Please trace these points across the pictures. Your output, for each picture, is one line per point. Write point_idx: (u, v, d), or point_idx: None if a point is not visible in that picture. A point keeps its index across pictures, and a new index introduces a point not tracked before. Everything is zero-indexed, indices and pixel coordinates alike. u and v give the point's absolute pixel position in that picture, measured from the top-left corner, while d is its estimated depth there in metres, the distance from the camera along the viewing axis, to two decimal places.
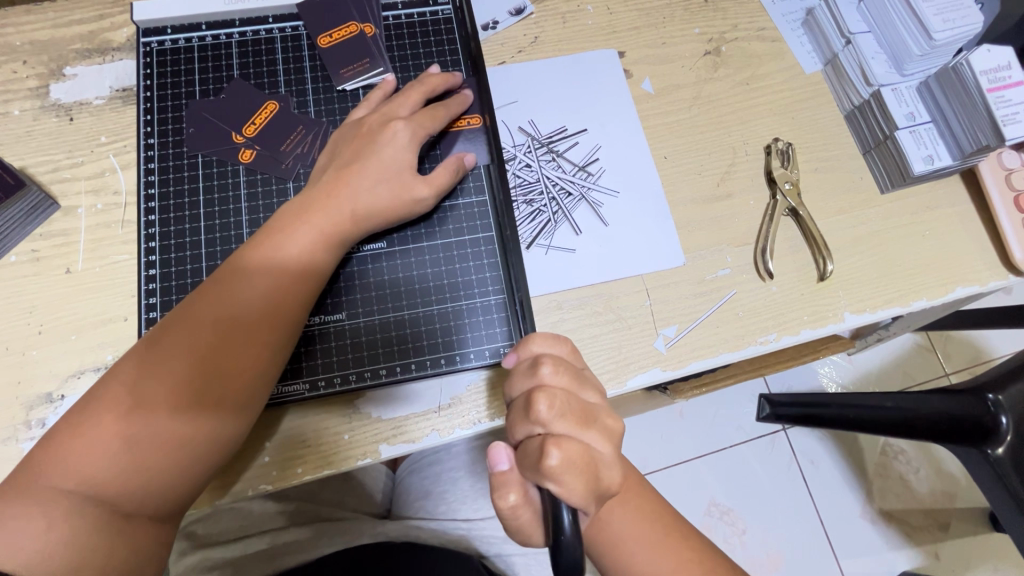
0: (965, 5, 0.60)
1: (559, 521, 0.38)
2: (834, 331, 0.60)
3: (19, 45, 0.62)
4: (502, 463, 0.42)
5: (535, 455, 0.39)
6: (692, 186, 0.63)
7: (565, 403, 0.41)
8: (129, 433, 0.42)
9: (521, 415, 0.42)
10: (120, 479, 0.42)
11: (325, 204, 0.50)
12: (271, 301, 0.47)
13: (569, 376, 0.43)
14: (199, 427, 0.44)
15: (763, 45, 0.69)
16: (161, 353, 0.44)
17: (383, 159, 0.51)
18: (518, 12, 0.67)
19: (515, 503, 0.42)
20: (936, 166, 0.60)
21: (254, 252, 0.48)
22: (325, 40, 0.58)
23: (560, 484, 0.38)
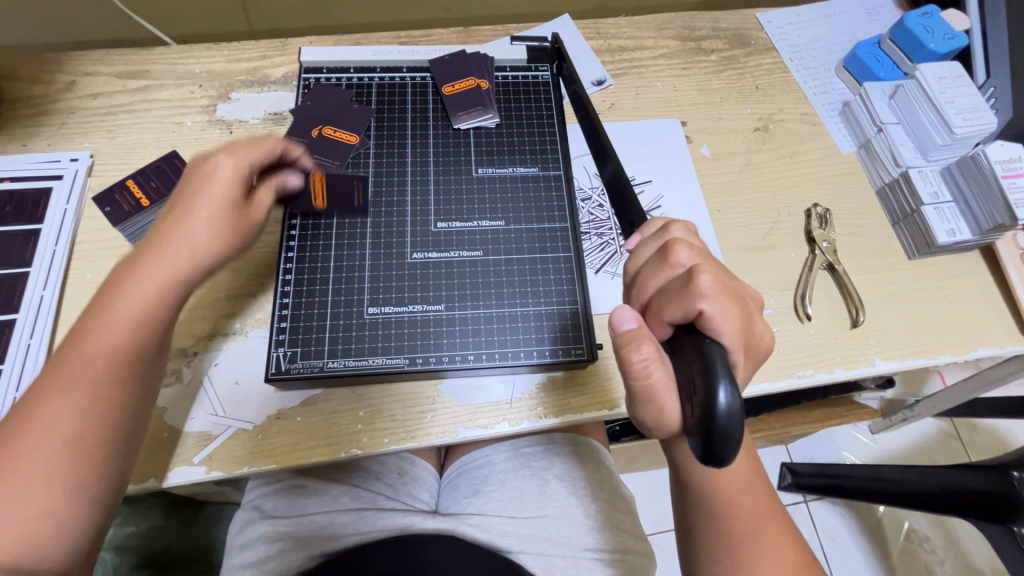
0: (981, 108, 0.71)
1: (716, 395, 0.35)
2: (865, 374, 0.67)
3: (198, 73, 0.77)
4: (629, 323, 0.42)
5: (682, 283, 0.42)
6: (740, 236, 0.73)
7: (723, 281, 0.42)
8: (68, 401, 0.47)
9: (675, 288, 0.42)
10: (72, 453, 0.46)
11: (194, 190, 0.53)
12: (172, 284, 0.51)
13: (712, 258, 0.45)
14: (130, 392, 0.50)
15: (805, 127, 0.81)
16: (80, 348, 0.48)
17: (235, 165, 0.55)
18: (598, 83, 0.81)
19: (649, 356, 0.40)
20: (958, 239, 0.69)
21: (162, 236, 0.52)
22: (448, 89, 0.72)
23: (713, 307, 0.40)
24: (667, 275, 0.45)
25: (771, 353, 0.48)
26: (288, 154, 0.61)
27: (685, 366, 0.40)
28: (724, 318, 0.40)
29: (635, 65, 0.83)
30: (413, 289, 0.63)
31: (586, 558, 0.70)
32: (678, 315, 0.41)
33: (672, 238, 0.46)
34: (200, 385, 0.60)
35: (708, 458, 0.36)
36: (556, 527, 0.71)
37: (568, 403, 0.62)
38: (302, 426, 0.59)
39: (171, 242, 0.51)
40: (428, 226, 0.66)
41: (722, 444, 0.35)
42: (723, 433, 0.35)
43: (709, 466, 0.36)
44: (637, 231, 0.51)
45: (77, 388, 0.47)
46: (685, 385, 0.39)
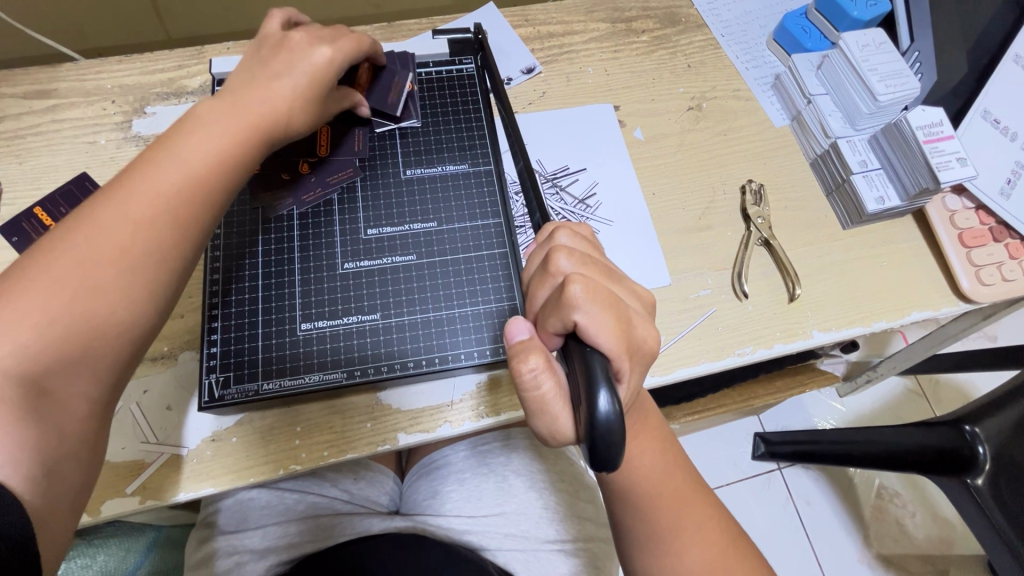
0: (904, 74, 0.71)
1: (595, 398, 0.35)
2: (805, 347, 0.68)
3: (109, 88, 0.74)
4: (522, 333, 0.44)
5: (558, 294, 0.42)
6: (677, 218, 0.73)
7: (597, 287, 0.42)
8: (81, 294, 0.43)
9: (553, 300, 0.43)
10: (52, 352, 0.41)
11: (250, 91, 0.55)
12: (189, 189, 0.49)
13: (593, 263, 0.45)
14: (110, 296, 0.44)
15: (738, 103, 0.81)
16: (79, 235, 0.44)
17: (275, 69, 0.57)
18: (528, 71, 0.79)
19: (537, 367, 0.41)
20: (887, 206, 0.70)
21: (186, 134, 0.51)
22: (361, 85, 0.67)
23: (586, 315, 0.40)
24: (550, 285, 0.45)
25: (659, 356, 0.46)
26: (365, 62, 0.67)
27: (572, 373, 0.40)
28: (599, 326, 0.40)
29: (565, 51, 0.82)
30: (345, 300, 0.61)
31: (546, 550, 0.70)
32: (558, 327, 0.41)
33: (552, 248, 0.46)
34: (132, 415, 0.58)
35: (594, 465, 0.36)
36: (516, 522, 0.71)
37: (510, 401, 0.62)
38: (238, 446, 0.58)
39: (191, 146, 0.50)
40: (358, 234, 0.64)
41: (601, 451, 0.35)
42: (603, 438, 0.35)
43: (598, 472, 0.36)
44: (532, 242, 0.52)
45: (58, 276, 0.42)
46: (572, 394, 0.40)
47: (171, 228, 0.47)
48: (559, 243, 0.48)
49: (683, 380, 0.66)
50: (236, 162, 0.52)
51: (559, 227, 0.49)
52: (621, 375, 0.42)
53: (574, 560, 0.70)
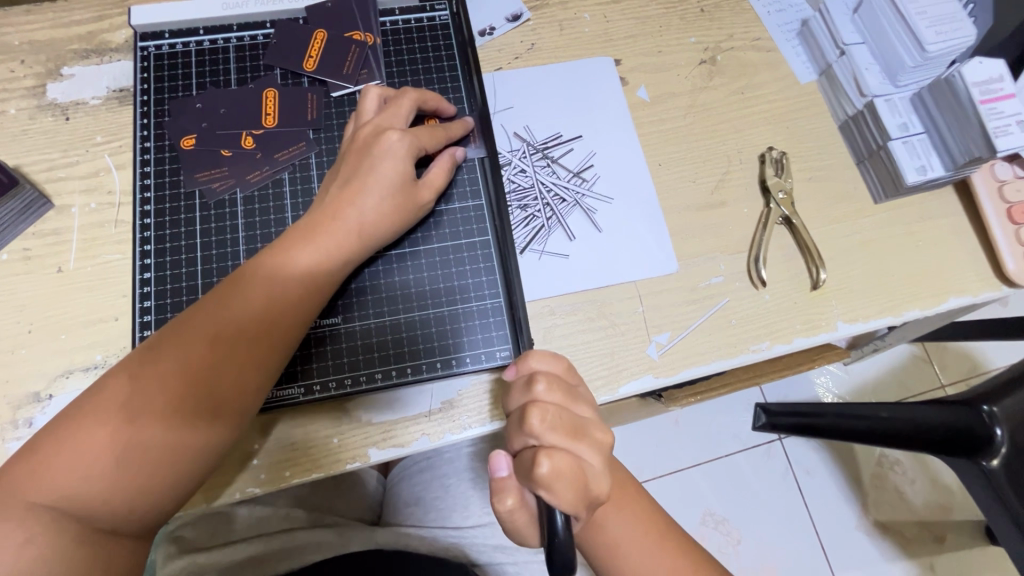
0: (959, 16, 0.60)
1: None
2: (828, 340, 0.60)
3: (16, 45, 0.62)
4: (501, 470, 0.39)
5: (527, 467, 0.37)
6: (686, 194, 0.63)
7: (571, 465, 0.37)
8: (150, 419, 0.42)
9: (524, 467, 0.38)
10: (119, 486, 0.41)
11: (329, 223, 0.49)
12: (264, 305, 0.46)
13: (564, 424, 0.39)
14: (184, 429, 0.43)
15: (758, 55, 0.70)
16: (157, 353, 0.44)
17: (386, 193, 0.51)
18: (514, 19, 0.67)
19: (512, 507, 0.40)
20: (929, 177, 0.60)
21: (253, 275, 0.47)
22: (313, 54, 0.58)
23: (552, 492, 0.36)
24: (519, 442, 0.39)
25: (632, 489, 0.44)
26: (321, 27, 0.59)
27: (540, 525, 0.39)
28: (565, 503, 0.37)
29: None
30: None
31: (540, 561, 0.66)
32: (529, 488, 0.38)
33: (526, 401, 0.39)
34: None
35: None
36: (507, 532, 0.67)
37: (497, 408, 0.55)
38: None
39: (259, 280, 0.47)
40: None
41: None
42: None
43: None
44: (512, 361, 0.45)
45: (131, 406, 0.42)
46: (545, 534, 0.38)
47: (238, 359, 0.45)
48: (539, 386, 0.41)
49: (690, 380, 0.59)
50: (296, 309, 0.48)
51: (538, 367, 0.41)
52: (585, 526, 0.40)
53: None
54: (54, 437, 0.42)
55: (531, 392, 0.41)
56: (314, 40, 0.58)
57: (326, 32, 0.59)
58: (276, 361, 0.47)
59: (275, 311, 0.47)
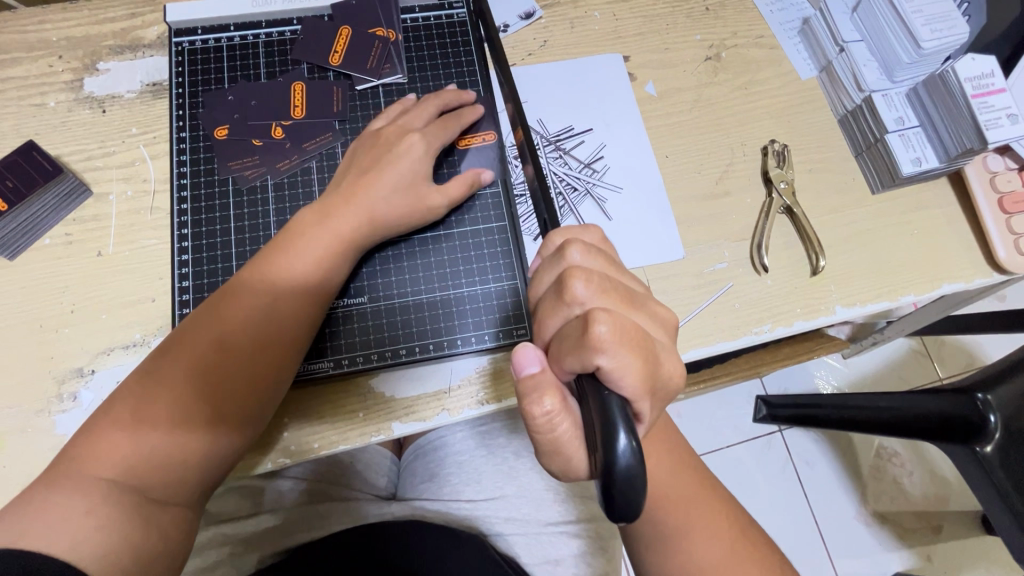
0: (951, 16, 0.63)
1: (613, 440, 0.31)
2: (826, 323, 0.63)
3: (54, 41, 0.65)
4: (533, 365, 0.38)
5: (578, 331, 0.37)
6: (692, 184, 0.66)
7: (624, 323, 0.36)
8: (178, 401, 0.46)
9: (571, 335, 0.37)
10: (154, 467, 0.44)
11: (340, 209, 0.52)
12: (276, 297, 0.50)
13: (611, 288, 0.39)
14: (205, 415, 0.46)
15: (760, 52, 0.73)
16: (183, 343, 0.48)
17: (393, 182, 0.54)
18: (527, 16, 0.70)
19: (552, 409, 0.37)
20: (924, 168, 0.64)
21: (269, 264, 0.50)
22: (338, 50, 0.61)
23: (612, 357, 0.35)
24: (563, 314, 0.39)
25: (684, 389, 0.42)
26: (346, 24, 0.62)
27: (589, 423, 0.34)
28: (625, 371, 0.35)
29: None
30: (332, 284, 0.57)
31: (550, 533, 0.68)
32: (575, 367, 0.36)
33: (566, 270, 0.39)
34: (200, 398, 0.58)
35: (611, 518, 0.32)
36: (517, 506, 0.70)
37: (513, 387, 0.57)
38: None
39: (275, 268, 0.50)
40: None
41: (618, 500, 0.31)
42: (628, 489, 0.30)
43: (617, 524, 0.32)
44: (538, 254, 0.45)
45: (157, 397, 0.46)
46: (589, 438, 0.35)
47: (253, 348, 0.48)
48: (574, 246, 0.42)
49: (696, 361, 0.62)
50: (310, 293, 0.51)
51: (570, 241, 0.42)
52: (640, 418, 0.37)
53: (579, 541, 0.68)
54: (93, 428, 0.45)
55: (566, 262, 0.41)
56: (339, 36, 0.61)
57: (350, 28, 0.62)
58: (294, 343, 0.50)
59: (285, 304, 0.50)
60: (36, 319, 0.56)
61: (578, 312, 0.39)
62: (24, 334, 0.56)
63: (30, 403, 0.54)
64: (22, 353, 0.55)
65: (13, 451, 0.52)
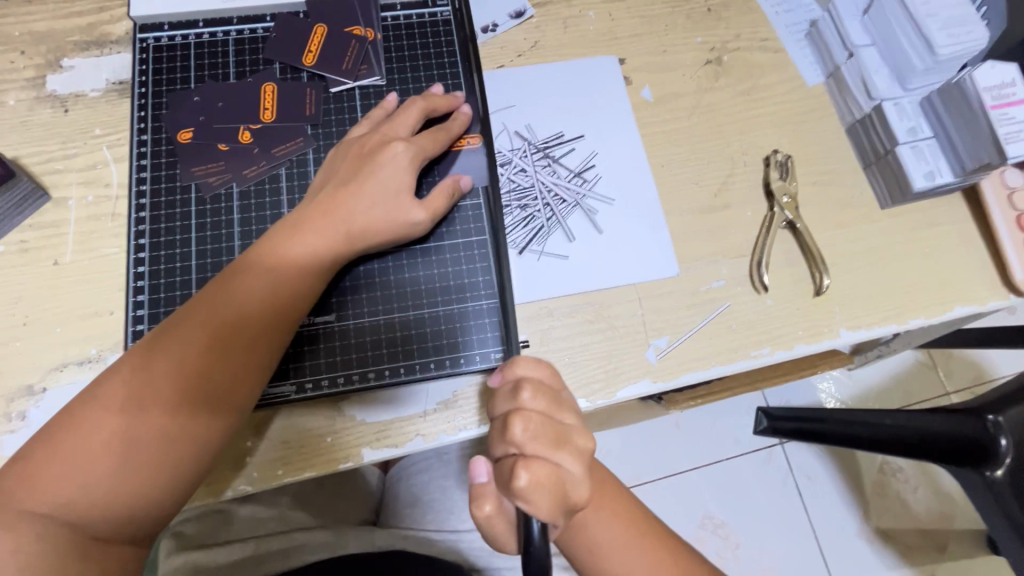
0: (970, 20, 0.59)
1: (529, 530, 0.38)
2: (830, 347, 0.59)
3: (16, 36, 0.62)
4: (482, 476, 0.41)
5: (505, 474, 0.39)
6: (689, 195, 0.62)
7: (547, 473, 0.38)
8: (131, 426, 0.42)
9: (500, 476, 0.39)
10: (100, 499, 0.41)
11: (319, 223, 0.49)
12: (250, 314, 0.46)
13: (547, 435, 0.40)
14: (170, 438, 0.43)
15: (765, 55, 0.68)
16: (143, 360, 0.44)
17: (375, 196, 0.50)
18: (517, 15, 0.67)
19: (490, 513, 0.40)
20: (937, 182, 0.59)
21: (240, 277, 0.47)
22: (312, 50, 0.57)
23: (527, 503, 0.37)
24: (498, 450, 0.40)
25: None
26: (322, 21, 0.58)
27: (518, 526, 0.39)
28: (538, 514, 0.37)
29: None
30: None
31: None
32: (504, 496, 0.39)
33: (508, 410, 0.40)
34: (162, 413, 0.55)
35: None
36: None
37: (493, 411, 0.54)
38: None
39: (245, 283, 0.47)
40: None
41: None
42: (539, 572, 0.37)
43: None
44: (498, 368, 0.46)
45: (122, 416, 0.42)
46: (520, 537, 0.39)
47: (224, 368, 0.45)
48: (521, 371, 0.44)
49: (689, 386, 0.58)
50: (282, 313, 0.47)
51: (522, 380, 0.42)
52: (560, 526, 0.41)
53: None
54: (39, 451, 0.42)
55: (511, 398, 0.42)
56: (314, 35, 0.58)
57: (327, 27, 0.58)
58: (261, 367, 0.47)
59: (255, 324, 0.46)
60: None
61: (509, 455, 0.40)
62: None
63: None
64: None
65: None
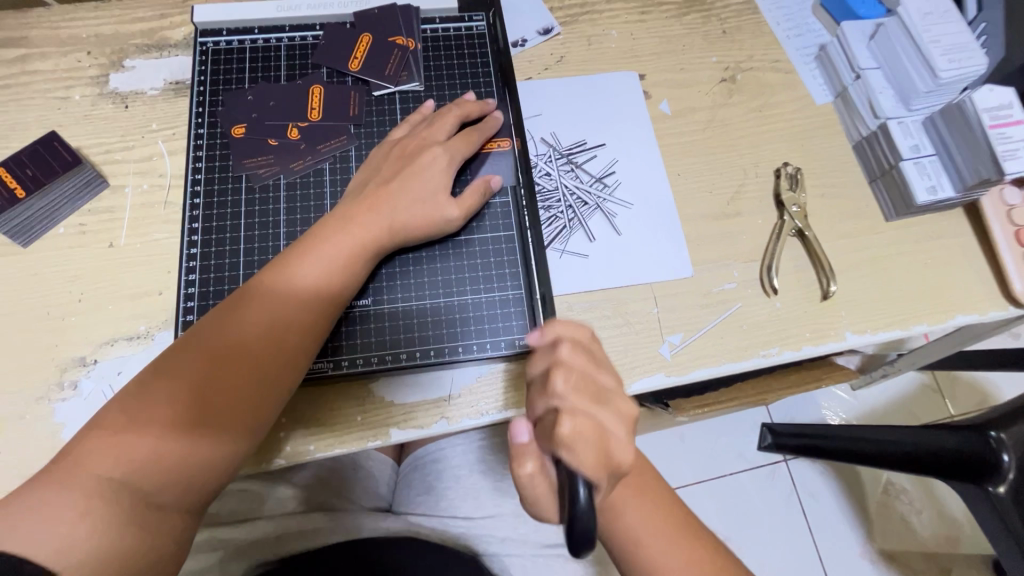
0: (970, 47, 0.63)
1: (575, 494, 0.35)
2: (836, 349, 0.62)
3: (83, 38, 0.67)
4: (520, 435, 0.42)
5: (548, 428, 0.41)
6: (703, 202, 0.66)
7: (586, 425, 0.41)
8: (190, 400, 0.46)
9: (545, 428, 0.41)
10: (157, 469, 0.44)
11: (364, 217, 0.53)
12: (302, 303, 0.50)
13: (586, 388, 0.43)
14: (231, 416, 0.47)
15: (776, 76, 0.73)
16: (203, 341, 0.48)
17: (417, 195, 0.55)
18: (545, 32, 0.71)
19: (532, 472, 0.41)
20: (939, 197, 0.63)
21: (292, 264, 0.51)
22: (358, 57, 0.62)
23: (572, 452, 0.39)
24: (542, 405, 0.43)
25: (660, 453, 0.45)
26: (368, 31, 0.63)
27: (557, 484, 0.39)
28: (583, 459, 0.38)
29: (587, 11, 0.74)
30: None
31: (547, 555, 0.67)
32: (548, 451, 0.41)
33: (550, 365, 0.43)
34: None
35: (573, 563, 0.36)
36: (515, 525, 0.68)
37: (514, 398, 0.57)
38: None
39: (296, 271, 0.51)
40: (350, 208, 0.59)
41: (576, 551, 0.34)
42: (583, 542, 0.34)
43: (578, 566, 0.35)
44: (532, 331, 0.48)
45: (186, 394, 0.46)
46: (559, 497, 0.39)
47: (278, 353, 0.48)
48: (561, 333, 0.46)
49: (701, 381, 0.61)
50: (327, 302, 0.51)
51: (560, 337, 0.45)
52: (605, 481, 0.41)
53: (575, 565, 0.67)
54: (104, 421, 0.45)
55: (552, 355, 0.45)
56: (360, 43, 0.63)
57: (372, 36, 0.63)
58: (308, 350, 0.50)
59: (304, 309, 0.50)
60: (44, 307, 0.57)
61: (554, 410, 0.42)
62: (31, 321, 0.56)
63: (31, 389, 0.54)
64: (27, 339, 0.55)
65: (10, 438, 0.52)
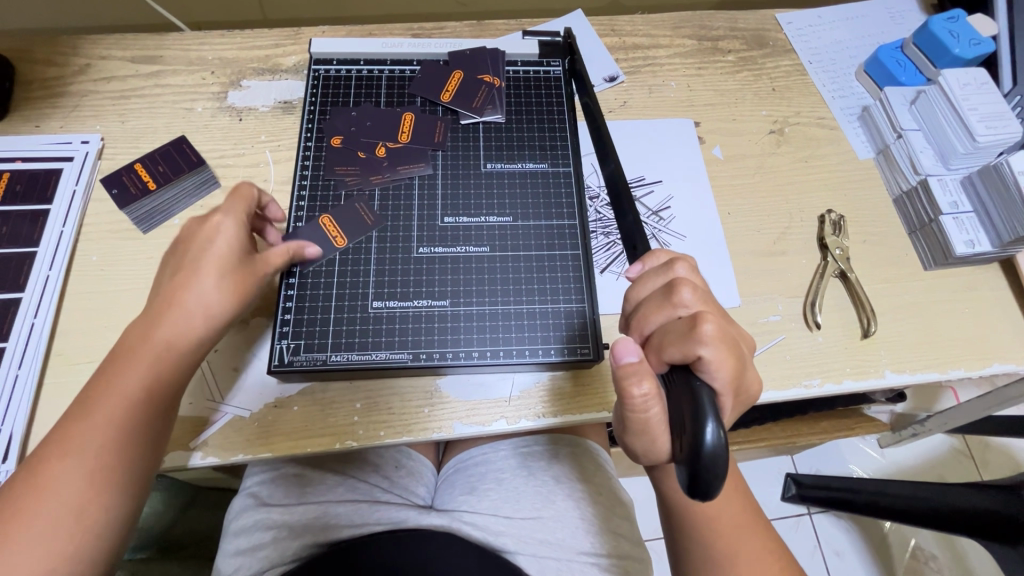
0: (1006, 117, 0.69)
1: (708, 424, 0.35)
2: (875, 386, 0.65)
3: (210, 59, 0.77)
4: (631, 355, 0.42)
5: (683, 327, 0.42)
6: (751, 240, 0.71)
7: (724, 329, 0.42)
8: (59, 496, 0.44)
9: (676, 329, 0.42)
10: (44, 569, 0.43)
11: (164, 309, 0.50)
12: (141, 382, 0.49)
13: (713, 302, 0.45)
14: (116, 473, 0.47)
15: (822, 131, 0.79)
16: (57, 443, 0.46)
17: (212, 270, 0.52)
18: (611, 80, 0.80)
19: (649, 393, 0.40)
20: (977, 250, 0.67)
21: (116, 360, 0.49)
22: (449, 90, 0.71)
23: (713, 352, 0.40)
24: (668, 313, 0.45)
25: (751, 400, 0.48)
26: (460, 70, 0.72)
27: (681, 408, 0.39)
28: (720, 366, 0.40)
29: (649, 63, 0.82)
30: (418, 285, 0.62)
31: (580, 562, 0.69)
32: (677, 358, 0.41)
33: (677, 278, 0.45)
34: (199, 369, 0.60)
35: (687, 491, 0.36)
36: (553, 529, 0.70)
37: (569, 404, 0.61)
38: (299, 415, 0.59)
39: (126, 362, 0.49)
40: (435, 220, 0.65)
41: (703, 478, 0.35)
42: (710, 470, 0.34)
43: (692, 499, 0.36)
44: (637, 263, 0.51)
45: (66, 474, 0.45)
46: (678, 424, 0.39)
47: (150, 405, 0.49)
48: (680, 272, 0.47)
49: None
50: (161, 376, 0.50)
51: (680, 258, 0.48)
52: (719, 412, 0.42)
53: None
54: None
55: (673, 273, 0.47)
56: (452, 79, 0.71)
57: (464, 74, 0.72)
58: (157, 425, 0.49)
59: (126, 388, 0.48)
60: None
61: (682, 316, 0.44)
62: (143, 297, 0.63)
63: None
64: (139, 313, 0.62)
65: None
